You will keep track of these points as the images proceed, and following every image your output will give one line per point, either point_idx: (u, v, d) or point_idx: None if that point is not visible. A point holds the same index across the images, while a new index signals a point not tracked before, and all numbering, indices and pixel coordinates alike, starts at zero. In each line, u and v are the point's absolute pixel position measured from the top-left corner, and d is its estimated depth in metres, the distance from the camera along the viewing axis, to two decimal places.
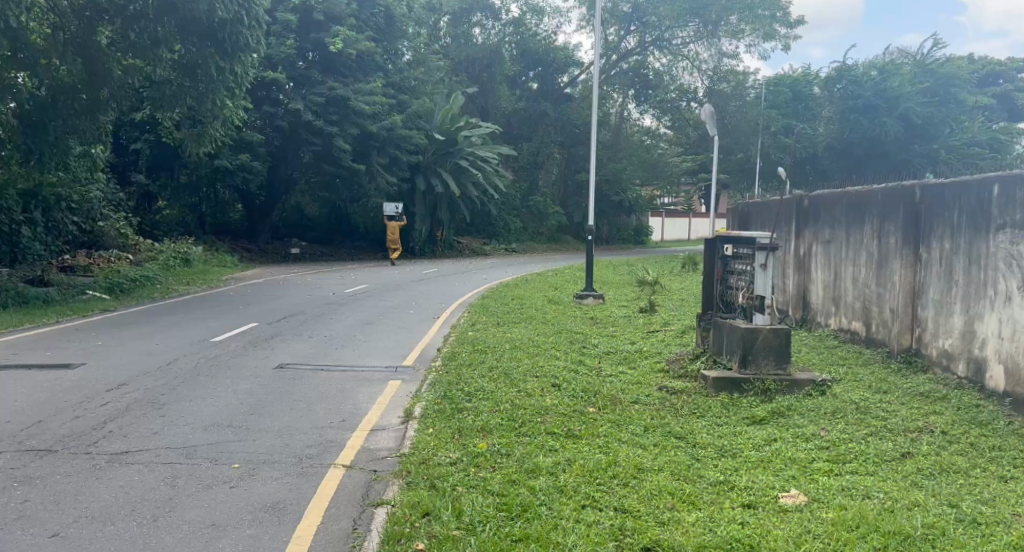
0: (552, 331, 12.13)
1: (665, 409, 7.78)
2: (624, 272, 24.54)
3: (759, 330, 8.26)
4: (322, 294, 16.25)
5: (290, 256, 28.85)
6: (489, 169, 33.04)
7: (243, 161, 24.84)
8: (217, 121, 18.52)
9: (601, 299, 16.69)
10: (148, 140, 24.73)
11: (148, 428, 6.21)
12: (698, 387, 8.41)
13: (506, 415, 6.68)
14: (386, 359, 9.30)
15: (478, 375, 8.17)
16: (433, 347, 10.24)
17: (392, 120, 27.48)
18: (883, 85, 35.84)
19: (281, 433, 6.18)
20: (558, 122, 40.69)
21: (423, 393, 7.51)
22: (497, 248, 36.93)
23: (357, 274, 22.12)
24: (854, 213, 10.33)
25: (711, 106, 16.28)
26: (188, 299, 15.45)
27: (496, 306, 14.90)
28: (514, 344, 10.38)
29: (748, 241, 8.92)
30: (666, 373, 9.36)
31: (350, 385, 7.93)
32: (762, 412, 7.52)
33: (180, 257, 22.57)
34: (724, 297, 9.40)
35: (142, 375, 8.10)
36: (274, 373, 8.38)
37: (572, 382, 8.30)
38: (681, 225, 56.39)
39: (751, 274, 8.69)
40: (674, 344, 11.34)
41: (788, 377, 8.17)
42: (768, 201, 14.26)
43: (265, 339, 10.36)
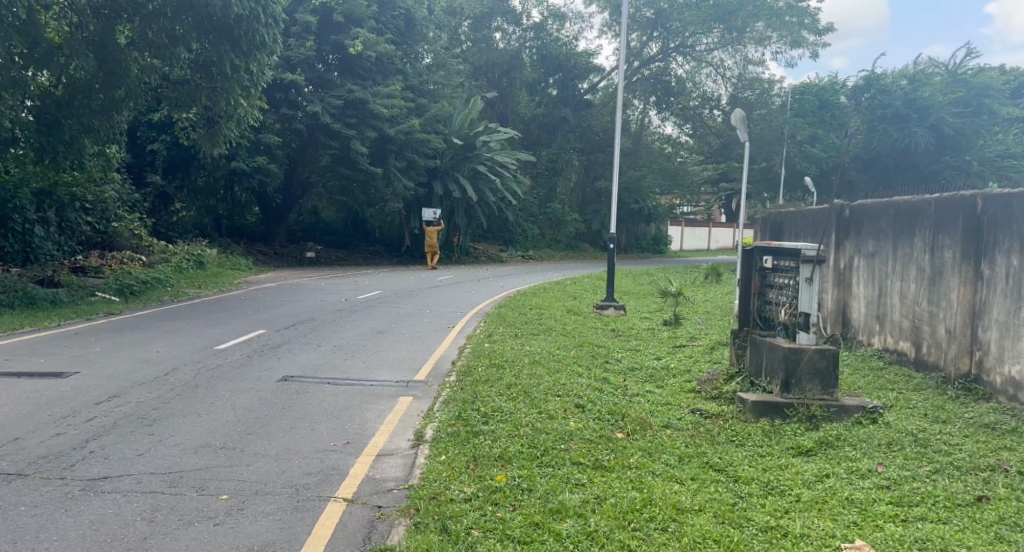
0: (573, 344, 11.45)
1: (701, 435, 7.14)
2: (645, 281, 23.85)
3: (804, 351, 7.61)
4: (334, 300, 15.66)
5: (304, 259, 28.37)
6: (507, 175, 32.49)
7: (259, 162, 24.35)
8: (233, 121, 17.90)
9: (622, 310, 15.98)
10: (166, 140, 24.40)
11: (133, 449, 5.58)
12: (736, 410, 7.77)
13: (526, 440, 6.02)
14: (397, 372, 8.66)
15: (495, 394, 7.50)
16: (448, 360, 9.61)
17: (411, 123, 26.97)
18: (913, 95, 34.91)
19: (278, 458, 5.54)
20: (578, 129, 40.08)
21: (435, 413, 6.84)
22: (514, 255, 36.32)
23: (372, 280, 21.58)
24: (903, 225, 9.62)
25: (742, 110, 15.57)
26: (197, 303, 14.91)
27: (514, 315, 14.25)
28: (533, 357, 9.72)
29: (791, 254, 8.22)
30: (698, 394, 8.71)
31: (356, 402, 7.29)
32: (810, 442, 6.87)
33: (194, 259, 22.11)
34: (763, 313, 8.71)
35: (135, 386, 7.49)
36: (277, 386, 7.76)
37: (596, 403, 7.64)
38: (701, 235, 55.52)
39: (794, 289, 8.00)
40: (703, 361, 10.65)
41: (835, 403, 7.53)
42: (802, 210, 13.58)
43: (270, 348, 9.74)
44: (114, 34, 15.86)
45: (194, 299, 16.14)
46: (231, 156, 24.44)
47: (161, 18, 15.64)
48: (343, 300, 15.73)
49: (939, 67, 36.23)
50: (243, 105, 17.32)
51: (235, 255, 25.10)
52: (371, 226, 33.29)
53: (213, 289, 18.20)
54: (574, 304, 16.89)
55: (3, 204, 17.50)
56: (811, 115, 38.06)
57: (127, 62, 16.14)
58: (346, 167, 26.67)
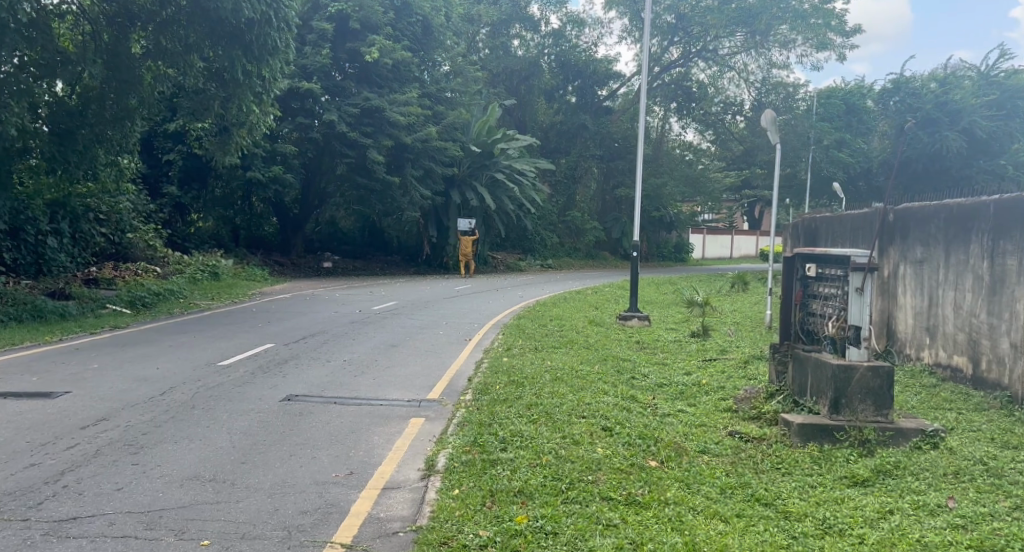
0: (597, 358, 10.75)
1: (744, 462, 6.47)
2: (669, 291, 23.08)
3: (855, 369, 6.97)
4: (348, 312, 15.05)
5: (322, 269, 27.86)
6: (526, 182, 31.84)
7: (275, 172, 23.79)
8: (244, 127, 16.89)
9: (646, 321, 15.26)
10: (181, 150, 23.51)
11: (112, 482, 4.93)
12: (780, 434, 7.15)
13: (550, 470, 5.35)
14: (410, 390, 7.99)
15: (514, 415, 6.82)
16: (465, 376, 8.95)
17: (427, 131, 26.40)
18: (944, 98, 33.92)
19: (272, 492, 4.87)
20: (597, 136, 39.43)
21: (448, 437, 6.15)
22: (532, 264, 35.64)
23: (389, 290, 21.01)
24: (960, 230, 8.97)
25: (773, 111, 14.86)
26: (206, 316, 14.33)
27: (534, 327, 13.56)
28: (555, 373, 9.04)
29: (838, 262, 7.54)
30: (734, 414, 8.06)
31: (365, 422, 6.62)
32: (865, 471, 6.24)
33: (209, 270, 21.61)
34: (806, 326, 8.04)
35: (127, 407, 6.83)
36: (280, 405, 7.06)
37: (626, 425, 6.96)
38: (723, 243, 54.49)
39: (844, 300, 7.31)
40: (739, 377, 9.93)
41: (890, 426, 6.89)
42: (840, 215, 12.89)
43: (277, 364, 9.09)
44: (128, 42, 15.36)
45: (206, 310, 15.60)
46: (246, 165, 23.95)
47: (175, 25, 15.05)
48: (358, 312, 15.11)
49: (971, 68, 35.14)
50: (255, 112, 16.31)
51: (252, 266, 24.59)
52: (388, 236, 32.77)
53: (227, 300, 17.65)
54: (596, 315, 16.17)
55: (16, 215, 16.84)
56: (838, 119, 36.46)
57: (140, 71, 15.68)
58: (363, 176, 26.15)
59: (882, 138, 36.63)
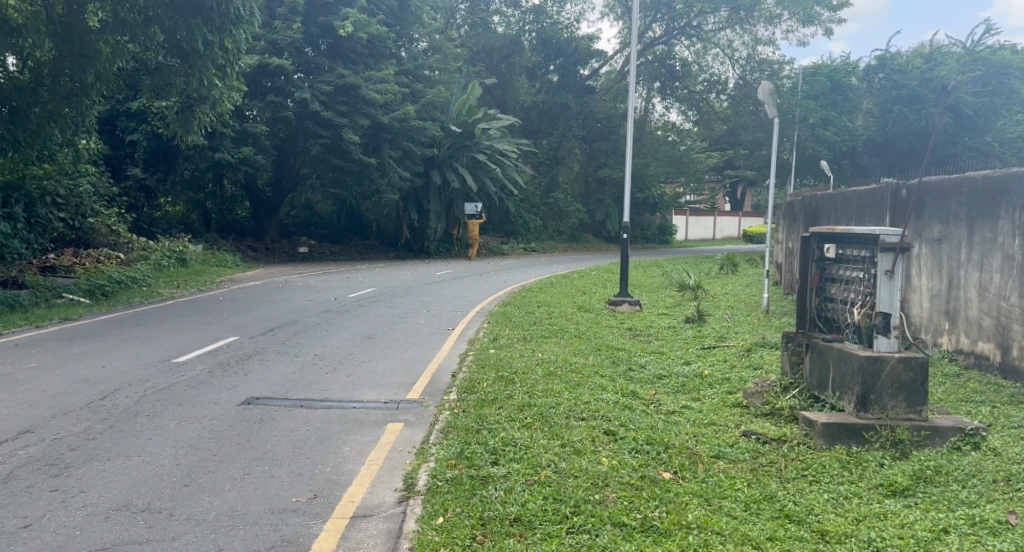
0: (590, 347, 9.96)
1: (765, 470, 5.72)
2: (656, 273, 22.39)
3: (885, 361, 6.24)
4: (322, 300, 14.13)
5: (297, 254, 26.85)
6: (508, 163, 30.84)
7: (246, 153, 22.60)
8: (207, 103, 15.72)
9: (638, 305, 14.49)
10: (147, 129, 21.75)
11: (21, 517, 4.06)
12: (801, 434, 6.42)
13: (551, 489, 4.53)
14: (386, 390, 7.12)
15: (506, 419, 6.01)
16: (449, 372, 8.11)
17: (405, 109, 25.34)
18: (929, 74, 33.21)
19: (217, 526, 4.01)
20: (580, 116, 38.42)
21: (431, 447, 5.32)
22: (515, 247, 34.88)
23: (366, 276, 20.09)
24: (987, 205, 8.28)
25: (771, 82, 14.06)
26: (168, 305, 13.34)
27: (521, 315, 12.73)
28: (548, 367, 8.22)
29: (861, 242, 6.80)
30: (746, 411, 7.33)
31: (334, 430, 5.76)
32: (904, 478, 5.53)
33: (176, 256, 20.51)
34: (824, 312, 7.30)
35: (58, 416, 5.91)
36: (237, 410, 6.17)
37: (631, 428, 6.18)
38: (707, 224, 54.01)
39: (869, 284, 6.58)
40: (744, 367, 9.17)
41: (926, 425, 6.19)
42: (844, 191, 12.19)
43: (239, 361, 8.17)
44: None
45: (171, 299, 14.64)
46: (214, 146, 22.60)
47: None
48: (333, 299, 14.20)
49: (955, 44, 34.65)
50: (218, 86, 15.20)
51: (222, 251, 23.52)
52: (366, 219, 31.74)
53: (193, 288, 16.61)
54: (585, 300, 15.36)
55: None
56: (823, 97, 35.83)
57: (96, 47, 14.24)
58: (338, 157, 25.08)
59: (867, 116, 36.02)
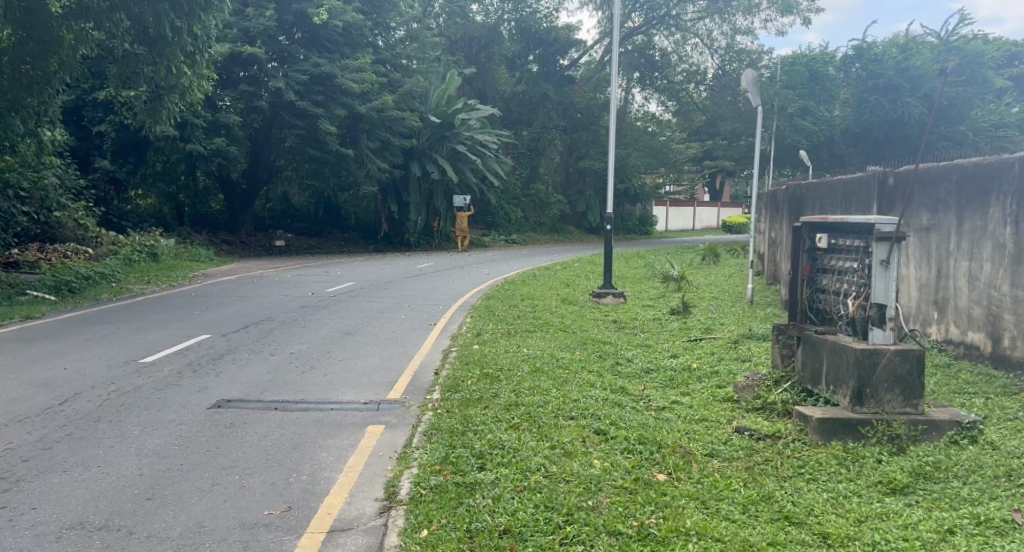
0: (575, 342, 9.73)
1: (762, 468, 5.53)
2: (639, 264, 22.22)
3: (880, 354, 6.07)
4: (299, 295, 13.78)
5: (273, 248, 26.39)
6: (488, 154, 30.51)
7: (219, 144, 22.07)
8: (176, 92, 15.24)
9: (622, 297, 14.29)
10: (115, 121, 20.94)
11: None
12: (796, 429, 6.23)
13: (541, 497, 4.31)
14: (366, 390, 6.84)
15: (492, 419, 5.76)
16: (432, 370, 7.86)
17: (383, 99, 24.93)
18: (905, 63, 33.25)
19: (181, 544, 3.72)
20: (559, 106, 38.08)
21: (414, 452, 5.07)
22: (496, 239, 34.62)
23: (344, 270, 19.71)
24: (976, 193, 8.15)
25: (754, 70, 13.90)
26: (138, 302, 12.91)
27: (505, 308, 12.48)
28: (534, 363, 7.98)
29: (853, 232, 6.64)
30: (737, 405, 7.14)
31: (311, 434, 5.49)
32: (903, 475, 5.35)
33: (147, 251, 19.88)
34: (816, 304, 7.14)
35: (14, 423, 5.57)
36: (207, 414, 5.86)
37: (622, 426, 5.97)
38: (687, 214, 54.04)
39: (863, 275, 6.41)
40: (733, 360, 8.98)
41: (923, 419, 6.02)
42: (829, 180, 12.07)
43: (210, 360, 7.85)
44: None
45: (142, 295, 14.21)
46: (185, 137, 21.98)
47: None
48: (310, 295, 13.86)
49: (930, 34, 34.72)
50: (188, 74, 14.73)
51: (196, 245, 22.99)
52: (345, 212, 31.29)
53: (165, 284, 16.17)
54: (569, 292, 15.14)
55: None
56: (801, 87, 35.68)
57: (58, 31, 13.54)
58: (315, 147, 24.63)
59: (845, 105, 36.11)
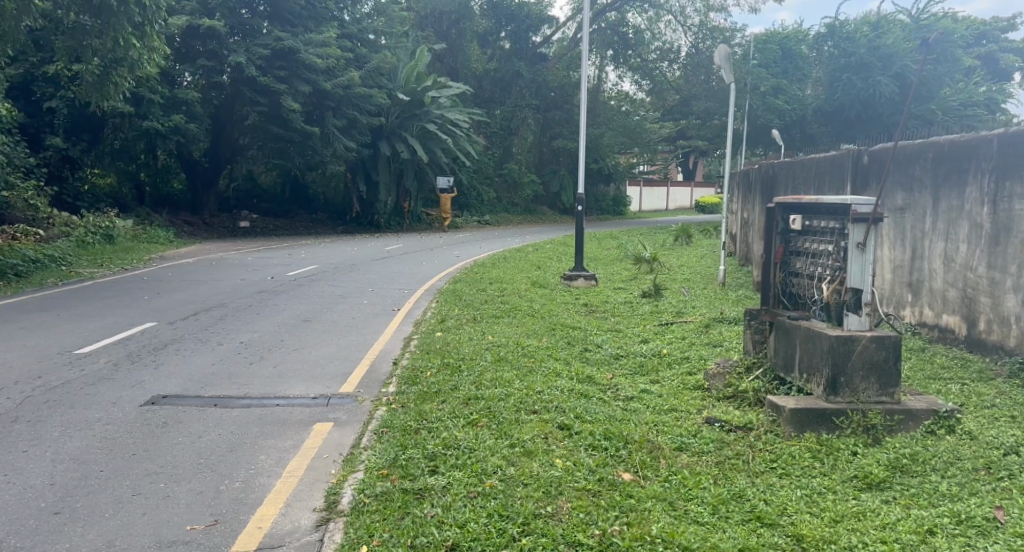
0: (544, 327, 9.42)
1: (732, 463, 5.25)
2: (612, 245, 21.96)
3: (857, 340, 5.81)
4: (257, 279, 13.30)
5: (238, 229, 25.76)
6: (460, 133, 29.97)
7: (177, 121, 21.35)
8: (126, 66, 14.57)
9: (593, 280, 13.99)
10: (66, 96, 19.72)
11: None
12: (768, 419, 5.97)
13: (495, 505, 3.98)
14: (318, 382, 6.49)
15: (449, 415, 5.42)
16: (390, 359, 7.50)
17: (349, 75, 24.32)
18: (877, 41, 33.02)
19: None
20: (533, 84, 37.44)
21: (362, 453, 4.73)
22: (469, 220, 34.21)
23: (309, 252, 19.18)
24: (952, 172, 7.91)
25: (728, 46, 13.58)
26: (86, 286, 12.36)
27: (472, 292, 12.12)
28: (497, 351, 7.65)
29: (829, 213, 6.35)
30: (708, 394, 6.88)
31: (251, 434, 5.15)
32: (879, 469, 5.11)
33: (102, 231, 19.09)
34: (789, 288, 6.86)
35: None
36: (140, 412, 5.49)
37: (586, 419, 5.66)
38: (660, 195, 53.91)
39: (839, 258, 6.12)
40: (703, 345, 8.72)
41: (899, 407, 5.78)
42: (802, 159, 11.81)
43: (151, 351, 7.42)
44: None
45: (92, 280, 13.65)
46: (142, 113, 21.19)
47: None
48: (270, 279, 13.38)
49: (902, 12, 34.53)
50: (137, 47, 14.08)
51: (154, 226, 22.26)
52: (312, 192, 30.65)
53: (118, 267, 15.57)
54: (539, 275, 14.80)
55: None
56: (773, 66, 35.54)
57: None
58: (278, 125, 23.97)
59: (817, 84, 35.93)
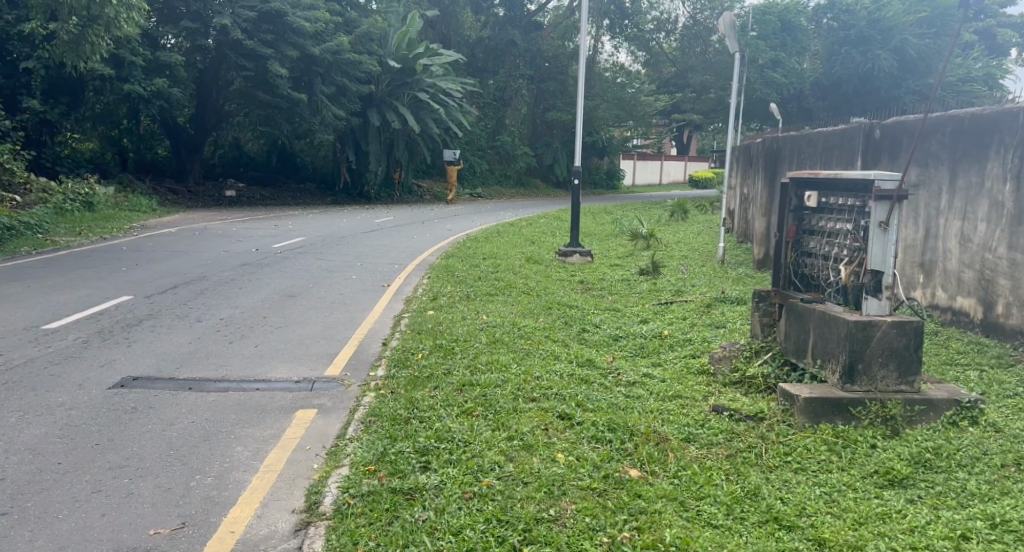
0: (539, 306, 9.06)
1: (744, 457, 4.91)
2: (607, 220, 21.58)
3: (876, 327, 5.45)
4: (241, 251, 12.86)
5: (224, 198, 25.18)
6: (452, 103, 29.38)
7: (160, 85, 20.70)
8: (102, 24, 13.94)
9: (589, 257, 13.62)
10: (43, 57, 19.01)
11: None
12: (779, 408, 5.63)
13: (493, 508, 3.63)
14: (301, 364, 6.10)
15: (442, 403, 5.04)
16: (379, 339, 7.11)
17: (337, 41, 23.69)
18: (876, 14, 32.55)
19: None
20: (526, 53, 36.72)
21: (348, 445, 4.37)
22: (461, 193, 33.76)
23: (296, 223, 18.71)
24: (970, 148, 7.55)
25: (733, 14, 13.10)
26: (63, 256, 11.88)
27: (465, 268, 11.73)
28: (492, 332, 7.27)
29: (847, 190, 5.99)
30: (714, 379, 6.53)
31: (227, 423, 4.77)
32: (902, 464, 4.76)
33: (81, 199, 18.61)
34: (801, 269, 6.52)
35: None
36: (108, 396, 5.10)
37: (588, 408, 5.30)
38: (654, 169, 53.50)
39: (859, 238, 5.75)
40: (704, 326, 8.36)
41: (920, 397, 5.43)
42: (808, 133, 11.41)
43: (124, 328, 7.01)
44: None
45: (69, 248, 13.16)
46: (123, 76, 20.56)
47: None
48: (254, 251, 12.95)
49: None
50: (114, 4, 13.47)
51: (136, 194, 21.74)
52: (301, 161, 30.05)
53: (97, 236, 15.06)
54: (534, 250, 14.41)
55: None
56: (772, 38, 34.52)
57: None
58: (265, 92, 23.37)
59: (814, 57, 35.38)
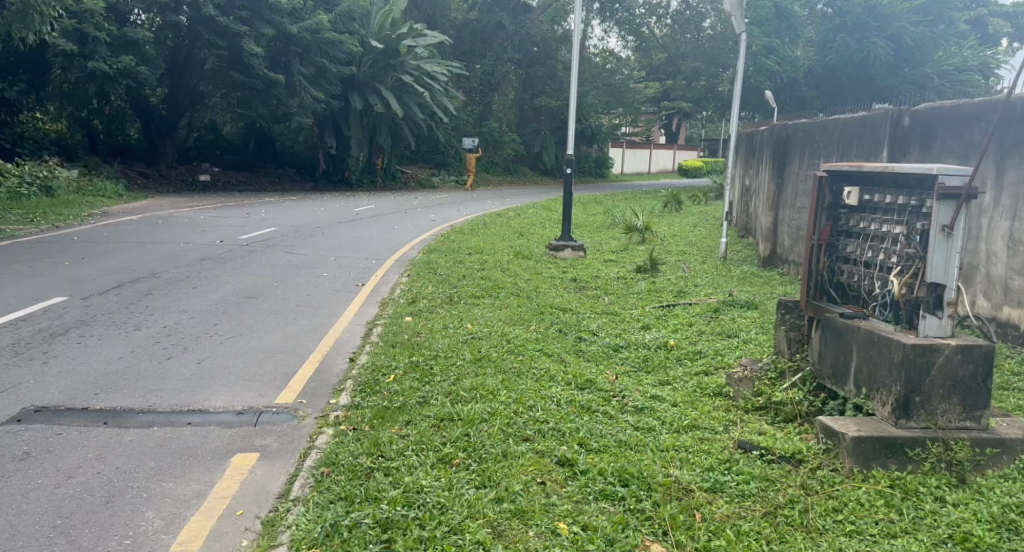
0: (531, 310, 8.09)
1: (785, 517, 3.97)
2: (598, 211, 20.65)
3: (938, 352, 4.50)
4: (204, 243, 11.79)
5: (197, 183, 24.05)
6: (437, 87, 28.23)
7: (127, 63, 19.48)
8: None
9: (582, 252, 12.66)
10: None
11: None
12: (818, 447, 4.70)
13: None
14: (250, 388, 5.12)
15: (413, 449, 4.05)
16: (345, 355, 6.10)
17: (316, 18, 22.50)
18: None
19: None
20: (515, 37, 35.41)
21: (289, 514, 3.40)
22: (445, 180, 32.79)
23: (270, 211, 17.64)
24: (1022, 138, 6.63)
25: None
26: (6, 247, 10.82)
27: (448, 265, 10.73)
28: (476, 346, 6.29)
29: (897, 186, 5.04)
30: (736, 405, 5.60)
31: (141, 474, 3.79)
32: (981, 528, 3.85)
33: (39, 183, 17.46)
34: (837, 277, 5.56)
35: None
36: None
37: (590, 452, 4.33)
38: (643, 157, 52.57)
39: (915, 243, 4.78)
40: (714, 336, 7.41)
41: (988, 438, 4.52)
42: (824, 120, 10.44)
43: (46, 338, 5.99)
44: None
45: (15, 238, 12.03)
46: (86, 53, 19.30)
47: None
48: (218, 243, 11.88)
49: None
50: None
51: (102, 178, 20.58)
52: (279, 145, 28.88)
53: (50, 223, 13.91)
54: (521, 244, 13.47)
55: None
56: (767, 24, 33.12)
57: None
58: (239, 72, 22.20)
59: (808, 44, 34.43)
